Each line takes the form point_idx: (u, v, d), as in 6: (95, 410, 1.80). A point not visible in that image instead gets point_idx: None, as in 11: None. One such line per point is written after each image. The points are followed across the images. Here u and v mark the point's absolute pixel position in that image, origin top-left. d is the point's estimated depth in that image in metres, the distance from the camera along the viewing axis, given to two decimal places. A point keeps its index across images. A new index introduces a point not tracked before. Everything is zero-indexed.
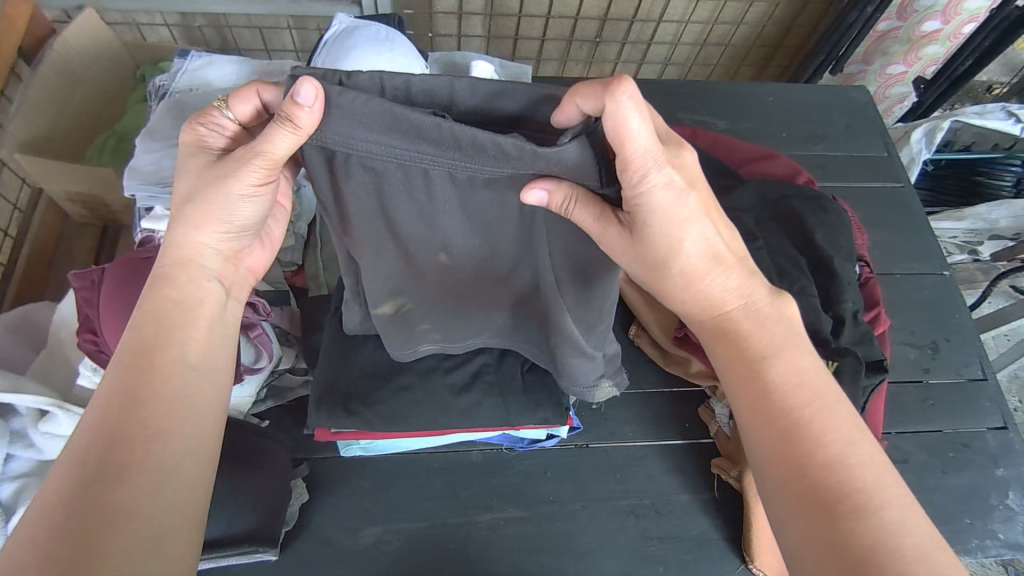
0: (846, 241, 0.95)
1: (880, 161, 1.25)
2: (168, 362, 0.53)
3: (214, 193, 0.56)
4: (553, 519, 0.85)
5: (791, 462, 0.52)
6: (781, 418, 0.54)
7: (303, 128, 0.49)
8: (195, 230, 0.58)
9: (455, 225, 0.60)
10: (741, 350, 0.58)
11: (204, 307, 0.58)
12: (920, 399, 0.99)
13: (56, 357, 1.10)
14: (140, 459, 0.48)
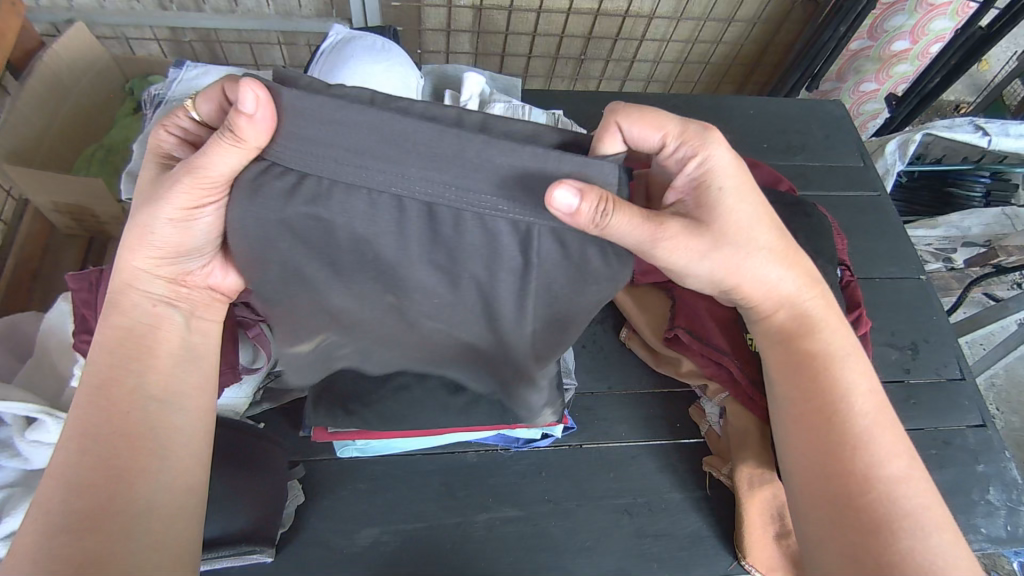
0: (828, 246, 0.99)
1: (857, 171, 1.29)
2: (128, 397, 0.57)
3: (154, 216, 0.58)
4: (549, 518, 0.86)
5: (833, 463, 0.60)
6: (826, 422, 0.62)
7: (242, 141, 0.50)
8: (130, 255, 0.61)
9: (414, 267, 0.57)
10: (801, 353, 0.66)
11: (163, 336, 0.61)
12: (902, 398, 1.02)
13: (43, 366, 1.09)
14: (125, 481, 0.53)
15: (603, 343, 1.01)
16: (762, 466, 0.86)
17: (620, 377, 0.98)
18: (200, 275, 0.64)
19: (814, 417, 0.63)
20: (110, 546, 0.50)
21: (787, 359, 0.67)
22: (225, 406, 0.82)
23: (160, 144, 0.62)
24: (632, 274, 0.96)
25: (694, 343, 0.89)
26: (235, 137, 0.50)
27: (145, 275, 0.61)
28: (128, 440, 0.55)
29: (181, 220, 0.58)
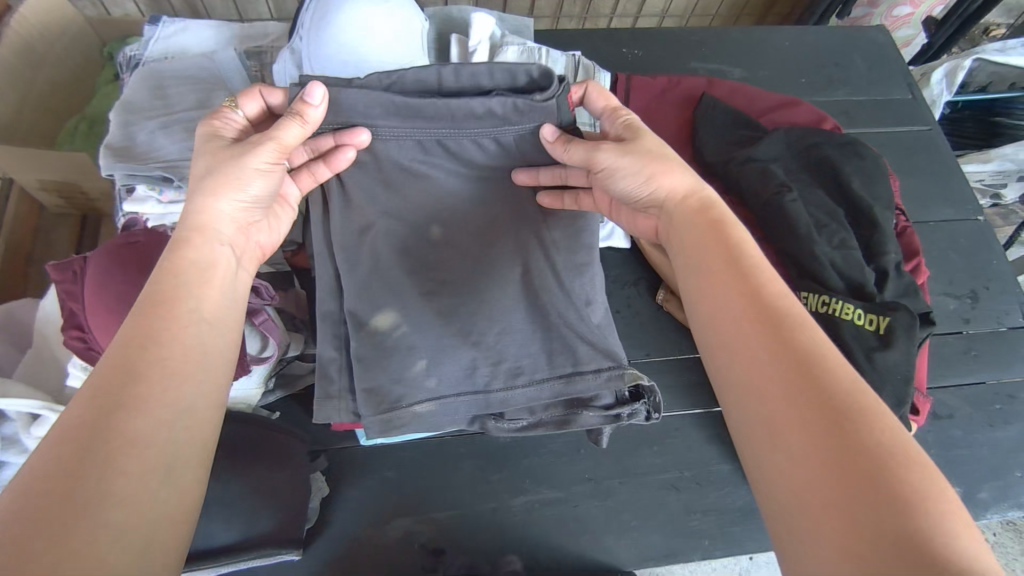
0: (884, 190, 0.89)
1: (904, 104, 1.18)
2: (182, 315, 0.47)
3: (240, 168, 0.54)
4: (592, 498, 0.80)
5: (798, 411, 0.41)
6: (777, 351, 0.44)
7: (311, 122, 0.55)
8: (213, 197, 0.54)
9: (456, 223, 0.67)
10: (731, 277, 0.49)
11: (219, 269, 0.53)
12: (962, 351, 0.94)
13: (45, 357, 1.03)
14: (137, 405, 0.42)
15: (638, 307, 0.93)
16: None
17: (659, 343, 0.91)
18: (258, 226, 0.59)
19: (769, 350, 0.44)
20: (100, 468, 0.38)
21: (722, 285, 0.49)
22: (236, 400, 0.75)
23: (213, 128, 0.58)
24: None
25: None
26: (303, 117, 0.55)
27: (218, 210, 0.54)
28: (153, 357, 0.44)
29: (266, 173, 0.56)
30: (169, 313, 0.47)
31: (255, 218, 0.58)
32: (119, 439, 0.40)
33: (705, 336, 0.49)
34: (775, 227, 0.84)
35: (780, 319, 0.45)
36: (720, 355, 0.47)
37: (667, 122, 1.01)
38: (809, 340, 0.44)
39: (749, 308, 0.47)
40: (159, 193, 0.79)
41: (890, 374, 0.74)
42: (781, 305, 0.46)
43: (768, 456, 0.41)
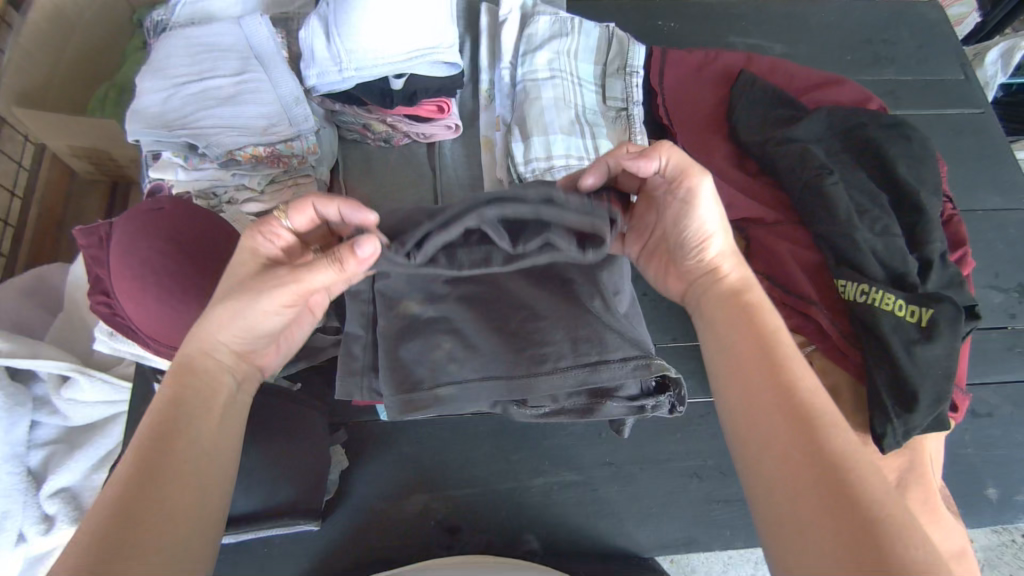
0: (931, 175, 0.84)
1: (955, 85, 1.12)
2: (183, 441, 0.46)
3: (250, 301, 0.51)
4: (612, 483, 0.79)
5: (808, 490, 0.41)
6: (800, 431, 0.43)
7: (348, 271, 0.48)
8: (217, 330, 0.52)
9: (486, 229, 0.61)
10: (747, 349, 0.48)
11: (222, 392, 0.51)
12: (1006, 347, 0.90)
13: (74, 320, 1.05)
14: (136, 543, 0.41)
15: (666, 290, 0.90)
16: (857, 429, 0.75)
17: (686, 327, 0.88)
18: (263, 352, 0.56)
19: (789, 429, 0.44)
20: None
21: (734, 356, 0.49)
22: None
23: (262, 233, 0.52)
24: None
25: (774, 290, 0.81)
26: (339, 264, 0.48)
27: (216, 340, 0.52)
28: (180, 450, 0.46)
29: (283, 311, 0.53)
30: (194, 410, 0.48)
31: (256, 346, 0.55)
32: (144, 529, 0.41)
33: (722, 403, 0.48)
34: (813, 210, 0.81)
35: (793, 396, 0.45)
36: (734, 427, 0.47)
37: (703, 98, 0.97)
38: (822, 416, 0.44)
39: (762, 385, 0.46)
40: (184, 160, 0.80)
41: (930, 368, 0.70)
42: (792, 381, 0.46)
43: (791, 543, 0.40)
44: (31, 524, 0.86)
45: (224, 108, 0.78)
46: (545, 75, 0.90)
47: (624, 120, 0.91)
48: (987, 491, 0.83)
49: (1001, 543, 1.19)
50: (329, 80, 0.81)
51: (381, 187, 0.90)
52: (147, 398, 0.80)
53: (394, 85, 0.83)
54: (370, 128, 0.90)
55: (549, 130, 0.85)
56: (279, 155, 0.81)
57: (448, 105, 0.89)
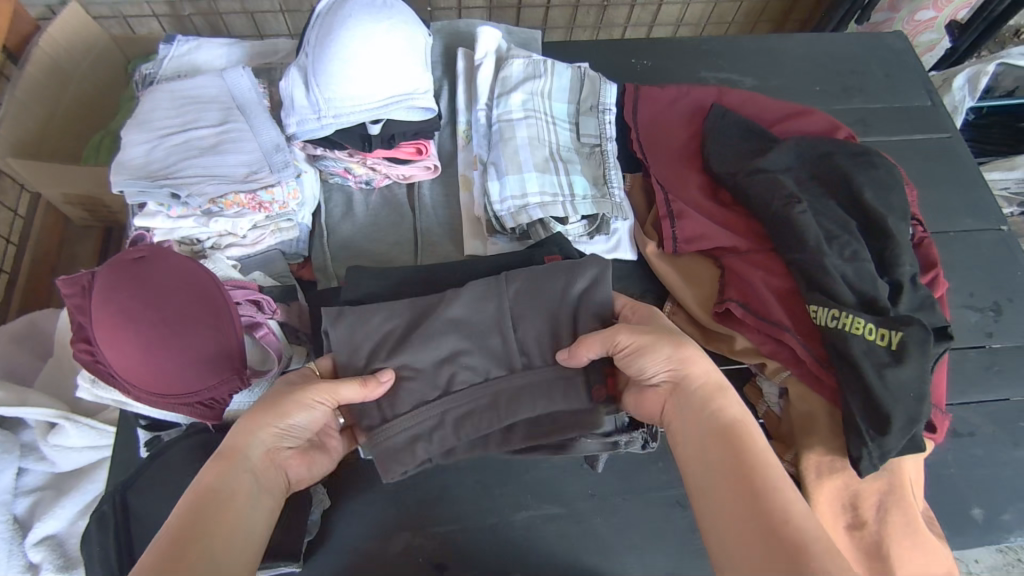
0: (898, 200, 0.87)
1: (922, 111, 1.15)
2: (195, 551, 0.50)
3: (292, 406, 0.60)
4: (596, 514, 0.79)
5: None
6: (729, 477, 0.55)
7: (368, 390, 0.64)
8: (255, 425, 0.59)
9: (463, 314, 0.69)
10: (730, 475, 0.55)
11: (239, 497, 0.55)
12: (985, 366, 0.91)
13: (63, 365, 1.06)
14: None
15: None
16: (835, 452, 0.76)
17: None
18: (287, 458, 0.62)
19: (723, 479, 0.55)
20: None
21: (719, 479, 0.56)
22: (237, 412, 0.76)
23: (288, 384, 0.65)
24: (674, 244, 0.89)
25: (748, 316, 0.82)
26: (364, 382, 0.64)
27: (254, 438, 0.59)
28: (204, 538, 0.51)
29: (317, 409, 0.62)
30: (222, 507, 0.54)
31: (284, 446, 0.61)
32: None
33: (708, 518, 0.56)
34: (784, 238, 0.82)
35: (769, 513, 0.52)
36: (720, 538, 0.54)
37: (676, 132, 0.99)
38: (797, 533, 0.50)
39: (742, 504, 0.53)
40: (167, 209, 0.82)
41: (902, 392, 0.71)
42: (769, 498, 0.53)
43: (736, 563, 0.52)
44: (15, 574, 0.87)
45: (206, 157, 0.81)
46: (519, 115, 0.92)
47: (598, 156, 0.94)
48: (973, 513, 0.83)
49: (1004, 563, 1.17)
50: (308, 127, 0.83)
51: (363, 228, 0.93)
52: (131, 442, 0.80)
53: (371, 130, 0.85)
54: (351, 170, 0.92)
55: (524, 167, 0.88)
56: (260, 202, 0.83)
57: (426, 147, 0.91)
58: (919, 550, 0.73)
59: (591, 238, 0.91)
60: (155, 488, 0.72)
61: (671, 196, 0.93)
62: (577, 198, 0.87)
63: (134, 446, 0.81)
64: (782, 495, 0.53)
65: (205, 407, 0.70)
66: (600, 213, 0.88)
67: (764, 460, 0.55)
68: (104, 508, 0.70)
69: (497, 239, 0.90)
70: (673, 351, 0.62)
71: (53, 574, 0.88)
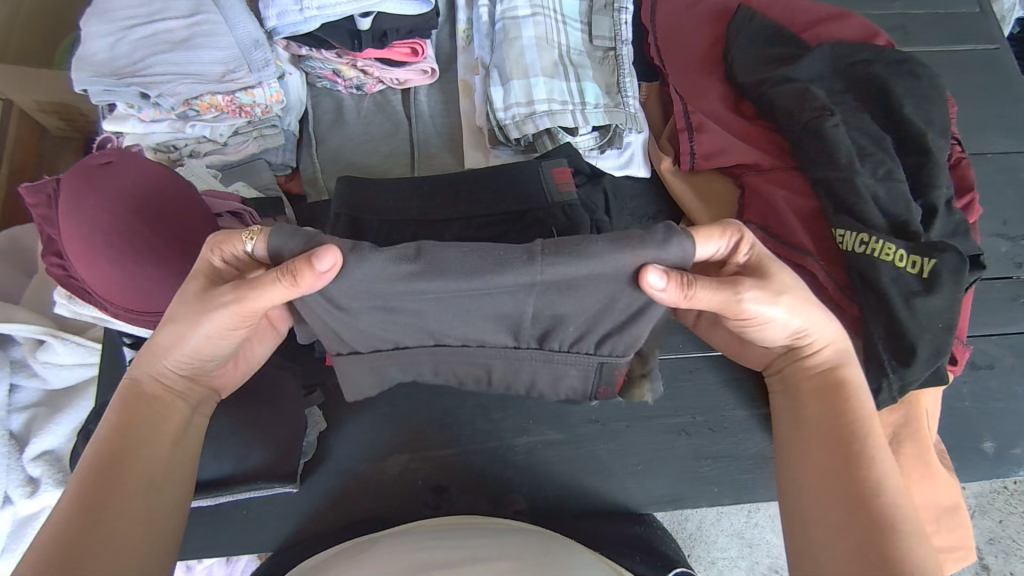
0: (939, 114, 0.79)
1: (969, 18, 1.04)
2: (138, 457, 0.51)
3: (197, 328, 0.53)
4: (598, 441, 0.77)
5: (853, 551, 0.48)
6: (835, 443, 0.52)
7: (298, 287, 0.46)
8: (173, 352, 0.54)
9: (454, 301, 0.50)
10: (833, 440, 0.53)
11: (178, 415, 0.56)
12: (1010, 297, 0.87)
13: (48, 280, 1.01)
14: (95, 532, 0.47)
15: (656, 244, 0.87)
16: None
17: None
18: (217, 373, 0.60)
19: (826, 446, 0.53)
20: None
21: (823, 435, 0.54)
22: None
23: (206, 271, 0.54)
24: (692, 160, 0.82)
25: (769, 240, 0.76)
26: (296, 278, 0.46)
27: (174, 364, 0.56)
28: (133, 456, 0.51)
29: (228, 335, 0.55)
30: (158, 420, 0.54)
31: (206, 368, 0.58)
32: (101, 531, 0.47)
33: (794, 463, 0.55)
34: (813, 155, 0.75)
35: (871, 485, 0.50)
36: (801, 484, 0.53)
37: (697, 36, 0.89)
38: (893, 514, 0.48)
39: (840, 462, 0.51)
40: (138, 111, 0.75)
41: (929, 321, 0.67)
42: (870, 465, 0.51)
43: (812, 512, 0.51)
44: (15, 487, 0.86)
45: (177, 53, 0.72)
46: (526, 12, 0.83)
47: (611, 62, 0.85)
48: (984, 445, 0.81)
49: (992, 490, 1.18)
50: (290, 20, 0.74)
51: (354, 137, 0.85)
52: (115, 359, 0.77)
53: (361, 25, 0.77)
54: (340, 73, 0.84)
55: (530, 72, 0.80)
56: (239, 105, 0.77)
57: (422, 47, 0.82)
58: (928, 484, 0.72)
59: (603, 153, 0.84)
60: None
61: (690, 107, 0.84)
62: (588, 107, 0.80)
63: (120, 365, 0.78)
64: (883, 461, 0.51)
65: None
66: (613, 124, 0.81)
67: (873, 428, 0.53)
68: (90, 427, 0.68)
69: (499, 151, 0.83)
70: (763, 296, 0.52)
71: (50, 489, 0.87)
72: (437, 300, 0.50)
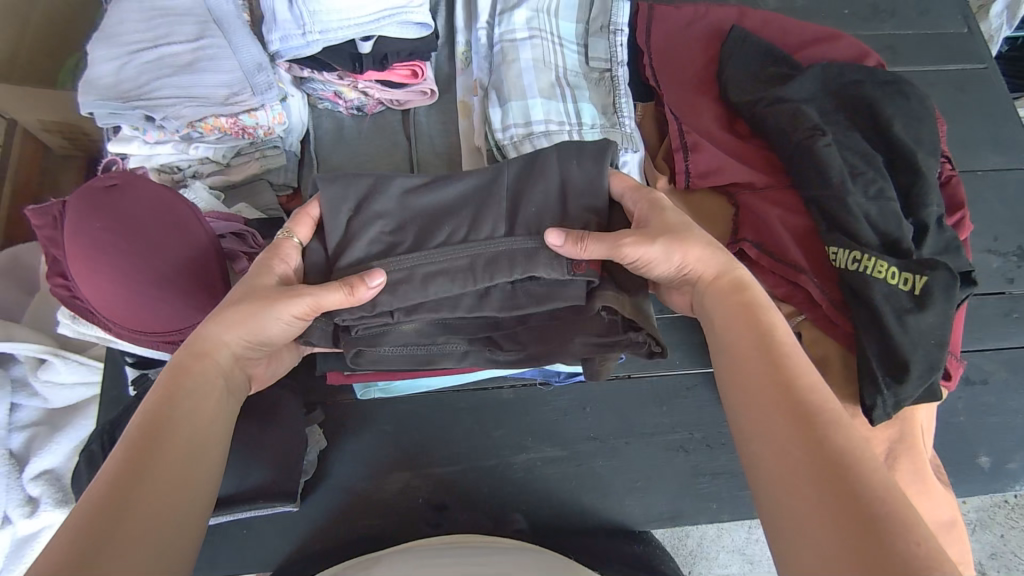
0: (929, 133, 0.80)
1: (957, 39, 1.07)
2: (179, 431, 0.47)
3: (269, 309, 0.55)
4: (597, 458, 0.78)
5: (809, 470, 0.43)
6: (783, 400, 0.47)
7: (356, 296, 0.56)
8: (228, 328, 0.54)
9: (436, 206, 0.62)
10: (780, 400, 0.47)
11: (218, 390, 0.53)
12: (1003, 313, 0.88)
13: (50, 299, 1.02)
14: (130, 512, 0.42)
15: None
16: (847, 399, 0.74)
17: None
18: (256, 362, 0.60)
19: (775, 407, 0.47)
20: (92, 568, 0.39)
21: (768, 398, 0.48)
22: None
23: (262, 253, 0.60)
24: (687, 179, 0.83)
25: (764, 258, 0.78)
26: (351, 289, 0.56)
27: (227, 342, 0.55)
28: (171, 434, 0.47)
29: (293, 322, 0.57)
30: (196, 398, 0.50)
31: (253, 355, 0.58)
32: (136, 510, 0.42)
33: (749, 439, 0.48)
34: (806, 174, 0.76)
35: (827, 440, 0.44)
36: (760, 460, 0.47)
37: (691, 57, 0.91)
38: (855, 467, 0.42)
39: (771, 382, 0.48)
40: (143, 133, 0.76)
41: (922, 337, 0.68)
42: (811, 398, 0.47)
43: (772, 490, 0.45)
44: (15, 507, 0.86)
45: (182, 76, 0.74)
46: (523, 34, 0.85)
47: (607, 83, 0.86)
48: (980, 459, 0.81)
49: (991, 504, 1.18)
50: (293, 44, 0.76)
51: (355, 156, 0.87)
52: (117, 379, 0.78)
53: (362, 48, 0.78)
54: (341, 95, 0.85)
55: (528, 93, 0.81)
56: (242, 127, 0.78)
57: (422, 68, 0.84)
58: (925, 499, 0.72)
59: None
60: None
61: (685, 126, 0.86)
62: (584, 127, 0.81)
63: (122, 384, 0.78)
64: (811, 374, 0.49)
65: None
66: (610, 143, 0.82)
67: (787, 340, 0.51)
68: (92, 447, 0.69)
69: None
70: (682, 258, 0.57)
71: (50, 508, 0.87)
72: (422, 210, 0.62)
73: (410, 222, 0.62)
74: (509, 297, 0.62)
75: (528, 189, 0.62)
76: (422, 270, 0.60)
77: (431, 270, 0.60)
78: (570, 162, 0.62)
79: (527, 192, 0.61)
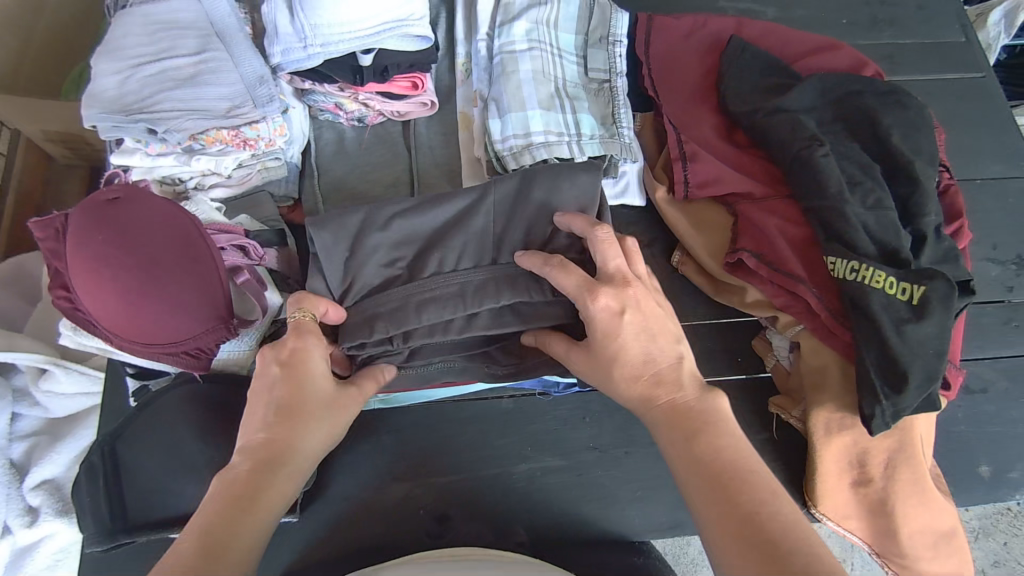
0: (927, 143, 0.81)
1: (956, 48, 1.07)
2: (260, 498, 0.51)
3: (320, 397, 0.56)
4: (597, 468, 0.78)
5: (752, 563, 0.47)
6: (723, 493, 0.51)
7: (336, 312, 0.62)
8: (301, 419, 0.55)
9: (429, 229, 0.67)
10: (715, 489, 0.51)
11: (298, 464, 0.55)
12: (1003, 321, 0.88)
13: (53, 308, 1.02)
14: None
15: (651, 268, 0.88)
16: (846, 409, 0.74)
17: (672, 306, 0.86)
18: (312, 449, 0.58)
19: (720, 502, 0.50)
20: None
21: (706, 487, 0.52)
22: (227, 361, 0.74)
23: (277, 350, 0.56)
24: (686, 189, 0.84)
25: (762, 267, 0.78)
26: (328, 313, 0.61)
27: (310, 423, 0.55)
28: (229, 559, 0.47)
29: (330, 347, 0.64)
30: (275, 467, 0.53)
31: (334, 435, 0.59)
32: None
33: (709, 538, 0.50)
34: (804, 184, 0.77)
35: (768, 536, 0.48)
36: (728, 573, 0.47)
37: (690, 67, 0.92)
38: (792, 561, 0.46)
39: (713, 501, 0.51)
40: (145, 145, 0.77)
41: (920, 348, 0.68)
42: (744, 492, 0.50)
43: None
44: (15, 517, 0.87)
45: (184, 89, 0.75)
46: (523, 46, 0.85)
47: (606, 94, 0.87)
48: (980, 469, 0.81)
49: (995, 512, 1.18)
50: (294, 57, 0.77)
51: (356, 168, 0.87)
52: (119, 390, 0.78)
53: (363, 61, 0.79)
54: (342, 106, 0.86)
55: (527, 104, 0.82)
56: (244, 139, 0.79)
57: (423, 80, 0.84)
58: (925, 509, 0.72)
59: None
60: (146, 439, 0.70)
61: (684, 137, 0.86)
62: (584, 138, 0.82)
63: (124, 395, 0.79)
64: (757, 484, 0.51)
65: (191, 356, 0.68)
66: (609, 154, 0.82)
67: (710, 419, 0.55)
68: (94, 458, 0.69)
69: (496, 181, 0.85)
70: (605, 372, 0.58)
71: (51, 518, 0.88)
72: (416, 229, 0.67)
73: (407, 243, 0.67)
74: (499, 317, 0.66)
75: (516, 212, 0.67)
76: (417, 298, 0.64)
77: (426, 297, 0.64)
78: (556, 184, 0.68)
79: (516, 211, 0.67)
